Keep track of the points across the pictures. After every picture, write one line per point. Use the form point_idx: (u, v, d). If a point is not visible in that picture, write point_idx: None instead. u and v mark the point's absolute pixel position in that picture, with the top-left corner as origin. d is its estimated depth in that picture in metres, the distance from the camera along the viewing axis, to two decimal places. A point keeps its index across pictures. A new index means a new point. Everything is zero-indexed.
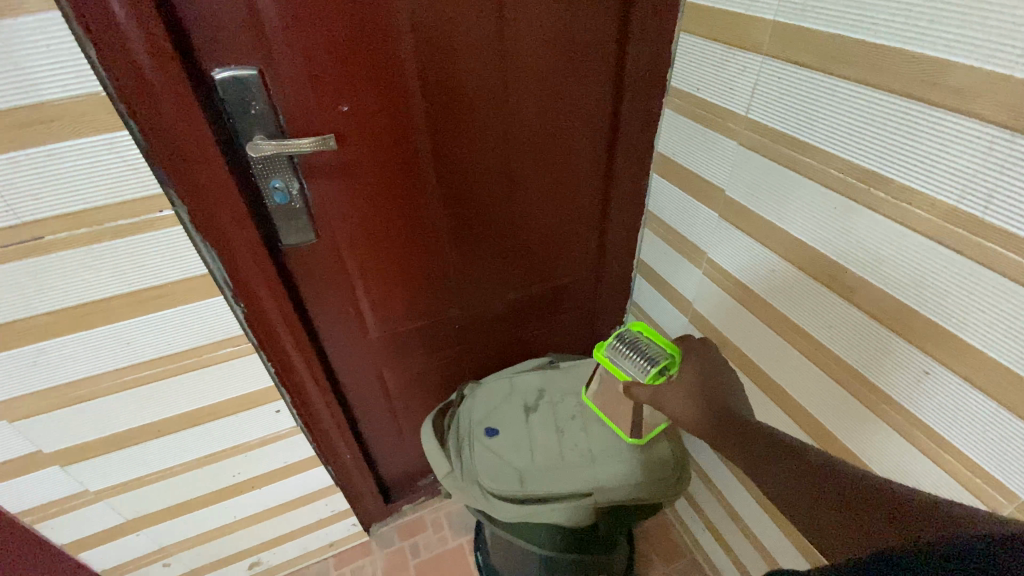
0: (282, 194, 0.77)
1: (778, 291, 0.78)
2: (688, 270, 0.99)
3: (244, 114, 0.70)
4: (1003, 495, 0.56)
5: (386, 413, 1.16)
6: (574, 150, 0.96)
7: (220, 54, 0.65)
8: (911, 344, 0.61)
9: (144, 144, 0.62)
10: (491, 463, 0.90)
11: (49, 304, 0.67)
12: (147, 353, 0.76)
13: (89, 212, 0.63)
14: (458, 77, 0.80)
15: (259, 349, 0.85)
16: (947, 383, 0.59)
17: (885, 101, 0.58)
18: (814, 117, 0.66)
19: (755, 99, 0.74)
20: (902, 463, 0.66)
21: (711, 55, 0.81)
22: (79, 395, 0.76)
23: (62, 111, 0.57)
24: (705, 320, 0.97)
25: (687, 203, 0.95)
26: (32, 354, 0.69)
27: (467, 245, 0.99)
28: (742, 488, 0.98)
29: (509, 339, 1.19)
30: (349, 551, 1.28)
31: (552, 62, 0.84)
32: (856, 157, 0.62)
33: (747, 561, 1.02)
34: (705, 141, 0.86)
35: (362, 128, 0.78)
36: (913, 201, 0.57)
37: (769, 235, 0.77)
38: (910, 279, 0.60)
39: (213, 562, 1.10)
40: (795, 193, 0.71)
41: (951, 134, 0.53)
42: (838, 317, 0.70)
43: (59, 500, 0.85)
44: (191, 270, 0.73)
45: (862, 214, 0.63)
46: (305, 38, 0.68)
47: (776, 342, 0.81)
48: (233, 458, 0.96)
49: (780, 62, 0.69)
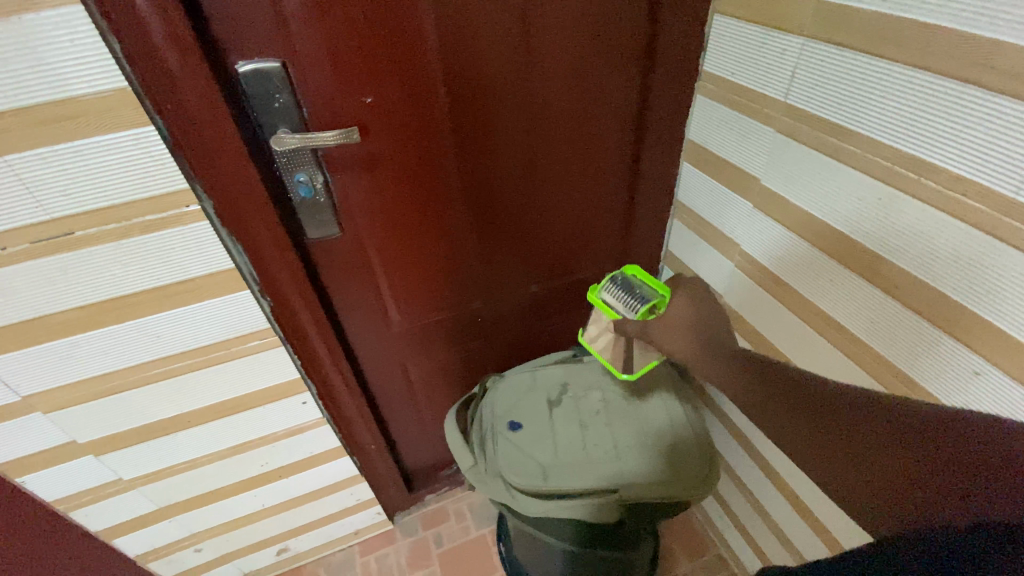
0: (306, 188, 0.77)
1: (815, 285, 0.75)
2: (718, 262, 0.96)
3: (268, 108, 0.69)
4: None
5: (410, 404, 1.16)
6: (600, 139, 0.93)
7: (242, 46, 0.64)
8: (960, 343, 0.58)
9: (170, 139, 0.62)
10: (515, 456, 0.89)
11: (80, 298, 0.67)
12: (176, 346, 0.77)
13: (117, 208, 0.63)
14: (482, 65, 0.77)
15: (285, 343, 0.86)
16: (999, 385, 0.55)
17: (939, 85, 0.54)
18: (859, 103, 0.62)
19: (794, 84, 0.71)
20: None
21: (746, 37, 0.78)
22: (111, 387, 0.77)
23: (86, 107, 0.56)
24: (736, 314, 0.94)
25: (717, 193, 0.92)
26: (65, 347, 0.70)
27: (490, 238, 0.97)
28: (772, 486, 0.96)
29: (532, 332, 1.18)
30: (373, 540, 1.29)
31: (579, 48, 0.81)
32: (905, 145, 0.59)
33: (777, 559, 1.01)
34: (739, 128, 0.82)
35: (385, 119, 0.77)
36: (966, 192, 0.54)
37: (807, 227, 0.74)
38: (962, 275, 0.56)
39: (242, 548, 1.13)
40: (836, 182, 0.68)
41: (1013, 121, 0.49)
42: (880, 313, 0.66)
43: (95, 488, 0.87)
44: (218, 264, 0.73)
45: (909, 205, 0.60)
46: (327, 28, 0.67)
47: (811, 337, 0.78)
48: (261, 449, 0.97)
49: (823, 44, 0.65)
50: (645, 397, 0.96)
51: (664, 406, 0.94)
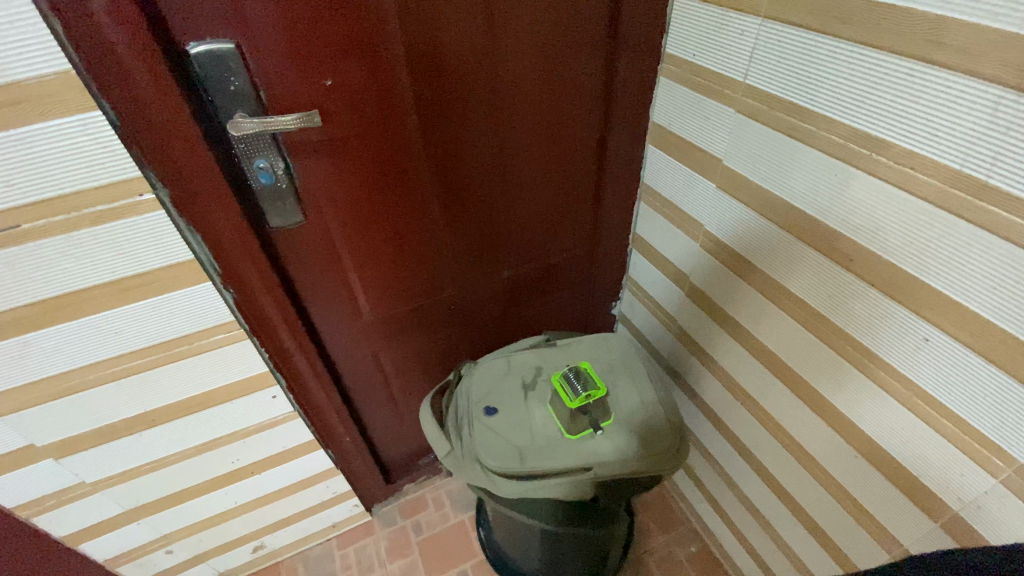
0: (267, 175, 0.74)
1: (775, 261, 0.78)
2: (684, 243, 0.98)
3: (222, 91, 0.66)
4: (1001, 458, 0.57)
5: (383, 394, 1.15)
6: (567, 123, 0.94)
7: (193, 27, 0.62)
8: (911, 311, 0.61)
9: (120, 125, 0.59)
10: (491, 441, 0.90)
11: (30, 295, 0.64)
12: (136, 342, 0.75)
13: (67, 199, 0.60)
14: (447, 48, 0.76)
15: (251, 335, 0.84)
16: (947, 350, 0.59)
17: (889, 63, 0.56)
18: (814, 81, 0.64)
19: (752, 65, 0.72)
20: (900, 428, 0.67)
21: (706, 19, 0.79)
22: (69, 387, 0.74)
23: (26, 91, 0.53)
24: (702, 294, 0.96)
25: (682, 175, 0.93)
26: (17, 347, 0.67)
27: (459, 223, 0.97)
28: (741, 458, 0.99)
29: (504, 318, 1.18)
30: (352, 532, 1.29)
31: (544, 31, 0.81)
32: (857, 122, 0.61)
33: (747, 529, 1.05)
34: (702, 110, 0.84)
35: (348, 104, 0.75)
36: (914, 166, 0.56)
37: (767, 205, 0.76)
38: (911, 246, 0.59)
39: (217, 547, 1.11)
40: (794, 160, 0.70)
41: (957, 97, 0.51)
42: (837, 286, 0.69)
43: (57, 492, 0.84)
44: (177, 256, 0.70)
45: (861, 180, 0.62)
46: (283, 8, 0.65)
47: (773, 312, 0.81)
48: (232, 445, 0.95)
49: (779, 24, 0.67)
50: (616, 376, 0.98)
51: (635, 385, 0.97)
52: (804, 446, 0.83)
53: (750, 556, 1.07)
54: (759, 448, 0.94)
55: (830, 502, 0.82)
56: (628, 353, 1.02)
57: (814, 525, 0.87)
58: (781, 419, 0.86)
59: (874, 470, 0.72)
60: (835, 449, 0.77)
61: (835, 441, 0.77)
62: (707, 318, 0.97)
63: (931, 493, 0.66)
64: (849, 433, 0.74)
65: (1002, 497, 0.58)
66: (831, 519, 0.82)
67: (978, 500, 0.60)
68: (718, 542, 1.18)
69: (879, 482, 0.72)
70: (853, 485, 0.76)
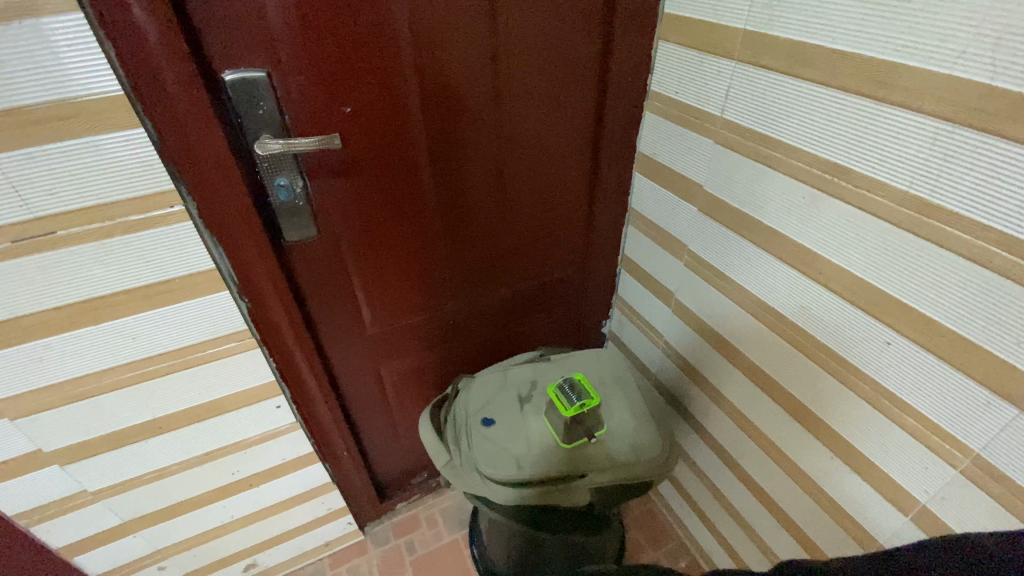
0: (287, 192, 0.80)
1: (754, 277, 0.85)
2: (669, 262, 1.05)
3: (252, 114, 0.73)
4: (959, 449, 0.63)
5: (382, 409, 1.18)
6: (561, 151, 1.02)
7: (230, 57, 0.68)
8: (875, 318, 0.68)
9: (159, 142, 0.65)
10: (489, 450, 0.93)
11: (57, 299, 0.68)
12: (153, 348, 0.78)
13: (102, 208, 0.65)
14: (454, 80, 0.84)
15: (261, 344, 0.87)
16: (906, 351, 0.65)
17: (843, 100, 0.64)
18: (782, 116, 0.73)
19: (728, 101, 0.81)
20: (870, 428, 0.72)
21: (687, 61, 0.88)
22: (83, 391, 0.76)
23: (77, 108, 0.59)
24: (687, 310, 1.03)
25: (668, 200, 1.01)
26: (39, 350, 0.70)
27: (460, 243, 1.03)
28: (728, 468, 1.04)
29: (500, 335, 1.23)
30: (344, 551, 1.29)
31: (542, 68, 0.90)
32: (820, 151, 0.69)
33: (736, 543, 1.08)
34: (685, 141, 0.92)
35: (364, 128, 0.82)
36: (871, 188, 0.64)
37: (745, 225, 0.84)
38: (872, 259, 0.66)
39: (209, 564, 1.10)
40: (768, 185, 0.78)
41: (902, 128, 0.59)
42: (810, 298, 0.76)
43: (59, 501, 0.85)
44: (199, 264, 0.75)
45: (826, 202, 0.70)
46: (308, 41, 0.72)
47: (753, 325, 0.87)
48: (234, 456, 0.96)
49: (751, 66, 0.76)
50: (608, 389, 1.03)
51: (626, 397, 1.01)
52: (786, 452, 0.88)
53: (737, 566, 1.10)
54: (744, 457, 0.98)
55: (812, 505, 0.86)
56: (619, 367, 1.07)
57: (797, 529, 0.91)
58: (763, 428, 0.91)
59: (849, 470, 0.78)
60: (814, 453, 0.83)
61: (813, 444, 0.82)
62: (692, 334, 1.03)
63: (900, 487, 0.71)
64: (826, 436, 0.80)
65: (962, 487, 0.63)
66: (812, 522, 0.87)
67: (941, 492, 0.66)
68: (706, 555, 1.21)
69: (854, 481, 0.77)
70: (830, 486, 0.82)
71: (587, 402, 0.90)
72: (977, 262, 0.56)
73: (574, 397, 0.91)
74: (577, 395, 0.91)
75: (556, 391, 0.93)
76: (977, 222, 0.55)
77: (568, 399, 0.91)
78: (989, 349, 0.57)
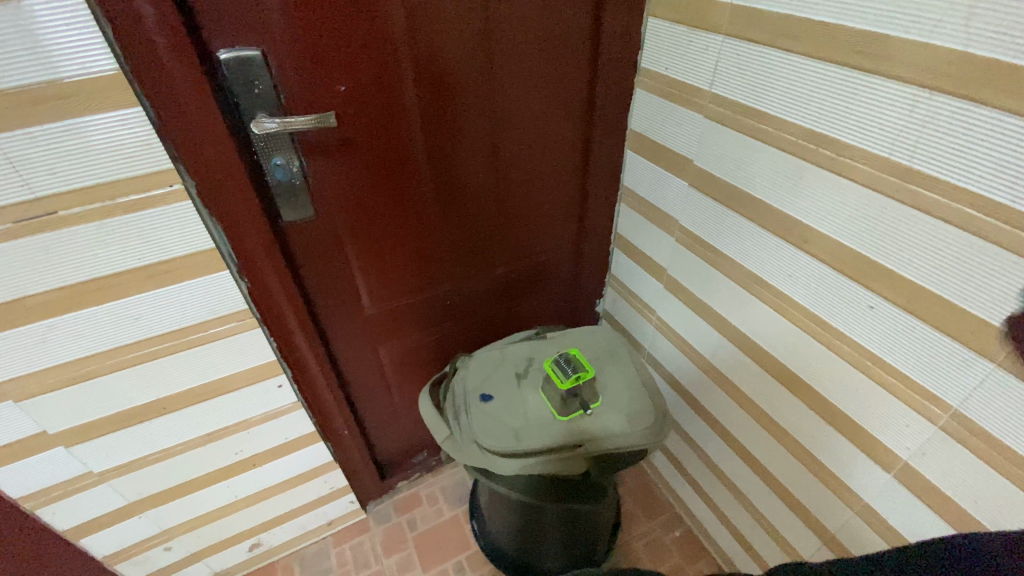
0: (283, 172, 0.81)
1: (743, 249, 0.87)
2: (661, 238, 1.07)
3: (247, 93, 0.73)
4: (938, 406, 0.66)
5: (381, 389, 1.20)
6: (553, 129, 1.03)
7: (225, 36, 0.69)
8: (858, 283, 0.70)
9: (157, 120, 0.65)
10: (488, 423, 0.95)
11: (60, 280, 0.69)
12: (155, 328, 0.79)
13: (102, 188, 0.66)
14: (447, 58, 0.85)
15: (261, 324, 0.88)
16: (888, 314, 0.68)
17: (828, 71, 0.66)
18: (770, 88, 0.74)
19: (717, 76, 0.83)
20: (855, 390, 0.75)
21: (677, 37, 0.89)
22: (87, 372, 0.77)
23: (76, 87, 0.59)
24: (679, 284, 1.05)
25: (659, 176, 1.03)
26: (43, 331, 0.71)
27: (455, 222, 1.04)
28: (720, 437, 1.07)
29: (495, 314, 1.25)
30: (347, 529, 1.31)
31: (534, 46, 0.91)
32: (806, 122, 0.71)
33: (729, 510, 1.12)
34: (675, 117, 0.94)
35: (358, 107, 0.82)
36: (854, 156, 0.66)
37: (734, 199, 0.86)
38: (855, 226, 0.69)
39: (214, 544, 1.12)
40: (756, 157, 0.80)
41: (884, 96, 0.61)
42: (797, 266, 0.78)
43: (65, 482, 0.86)
44: (200, 243, 0.76)
45: (811, 171, 0.72)
46: (302, 19, 0.72)
47: (743, 295, 0.90)
48: (237, 435, 0.98)
49: (738, 40, 0.77)
50: (603, 363, 1.05)
51: (621, 370, 1.04)
52: (775, 418, 0.91)
53: (730, 533, 1.14)
54: (734, 425, 1.02)
55: (800, 468, 0.90)
56: (614, 343, 1.10)
57: (786, 493, 0.94)
58: (753, 396, 0.94)
59: (835, 432, 0.81)
60: (802, 418, 0.86)
61: (801, 409, 0.85)
62: (684, 308, 1.05)
63: (883, 446, 0.74)
64: (813, 400, 0.83)
65: (941, 442, 0.67)
66: (801, 484, 0.90)
67: (922, 447, 0.69)
68: (700, 524, 1.25)
69: (839, 443, 0.81)
70: (817, 449, 0.85)
71: (581, 376, 0.94)
72: (953, 224, 0.59)
73: (569, 370, 0.94)
74: (572, 368, 0.94)
75: (551, 364, 0.96)
76: (953, 185, 0.58)
77: (564, 373, 0.93)
78: (965, 308, 0.60)
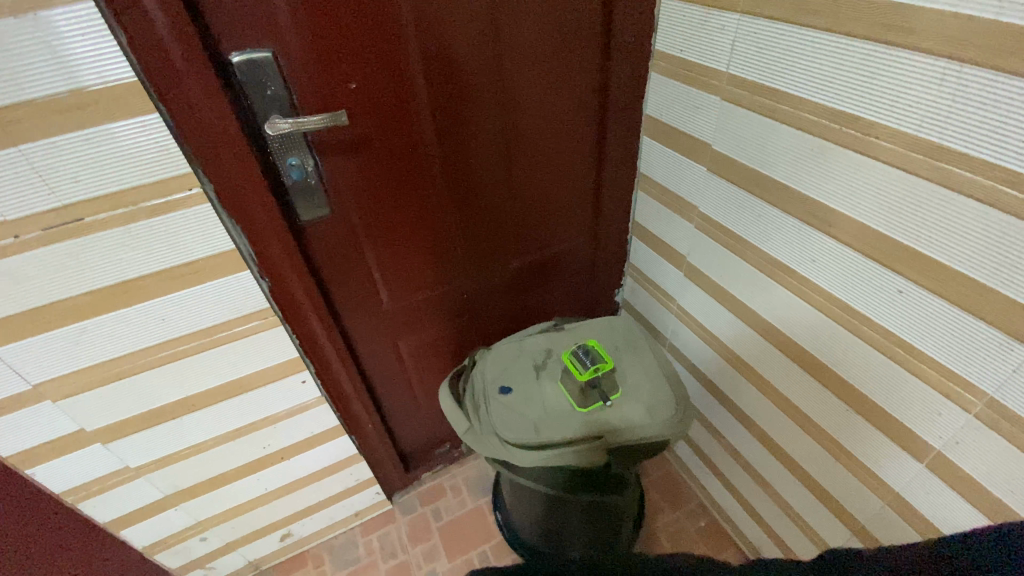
0: (298, 171, 0.82)
1: (765, 234, 0.85)
2: (680, 225, 1.05)
3: (260, 95, 0.74)
4: (972, 393, 0.63)
5: (402, 382, 1.21)
6: (566, 117, 1.01)
7: (235, 39, 0.69)
8: (886, 268, 0.68)
9: (173, 125, 0.67)
10: (507, 416, 0.95)
11: (90, 283, 0.71)
12: (183, 328, 0.81)
13: (124, 193, 0.67)
14: (455, 51, 0.84)
15: (283, 322, 0.90)
16: (918, 299, 0.65)
17: (851, 46, 0.63)
18: (790, 67, 0.72)
19: (734, 56, 0.80)
20: (885, 380, 0.73)
21: (692, 17, 0.86)
22: (120, 371, 0.80)
23: (94, 96, 0.60)
24: (699, 272, 1.03)
25: (677, 162, 1.00)
26: (77, 332, 0.74)
27: (469, 215, 1.03)
28: (743, 426, 1.05)
29: (513, 306, 1.25)
30: (374, 520, 1.34)
31: (543, 34, 0.89)
32: (828, 101, 0.68)
33: (758, 504, 1.10)
34: (692, 101, 0.91)
35: (370, 105, 0.83)
36: (879, 134, 0.63)
37: (755, 183, 0.83)
38: (883, 208, 0.66)
39: (247, 534, 1.16)
40: (777, 140, 0.77)
41: (910, 71, 0.58)
42: (822, 251, 0.76)
43: (105, 477, 0.90)
44: (221, 245, 0.77)
45: (834, 152, 0.69)
46: (311, 19, 0.72)
47: (765, 282, 0.88)
48: (266, 430, 1.01)
49: (755, 18, 0.75)
50: (622, 354, 1.04)
51: (640, 361, 1.03)
52: (801, 407, 0.89)
53: (757, 524, 1.12)
54: (759, 414, 1.00)
55: (827, 457, 0.87)
56: (632, 334, 1.09)
57: (813, 483, 0.92)
58: (777, 384, 0.92)
59: (863, 421, 0.78)
60: (829, 406, 0.83)
61: (827, 398, 0.83)
62: (706, 295, 1.03)
63: (914, 435, 0.72)
64: (840, 389, 0.80)
65: (977, 430, 0.64)
66: (829, 474, 0.88)
67: (956, 437, 0.66)
68: (726, 515, 1.23)
69: (869, 432, 0.78)
70: (846, 439, 0.83)
71: (600, 367, 0.93)
72: (988, 204, 0.56)
73: (588, 361, 0.93)
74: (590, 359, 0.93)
75: (569, 355, 0.96)
76: (985, 162, 0.55)
77: (582, 364, 0.93)
78: (1001, 291, 0.57)
